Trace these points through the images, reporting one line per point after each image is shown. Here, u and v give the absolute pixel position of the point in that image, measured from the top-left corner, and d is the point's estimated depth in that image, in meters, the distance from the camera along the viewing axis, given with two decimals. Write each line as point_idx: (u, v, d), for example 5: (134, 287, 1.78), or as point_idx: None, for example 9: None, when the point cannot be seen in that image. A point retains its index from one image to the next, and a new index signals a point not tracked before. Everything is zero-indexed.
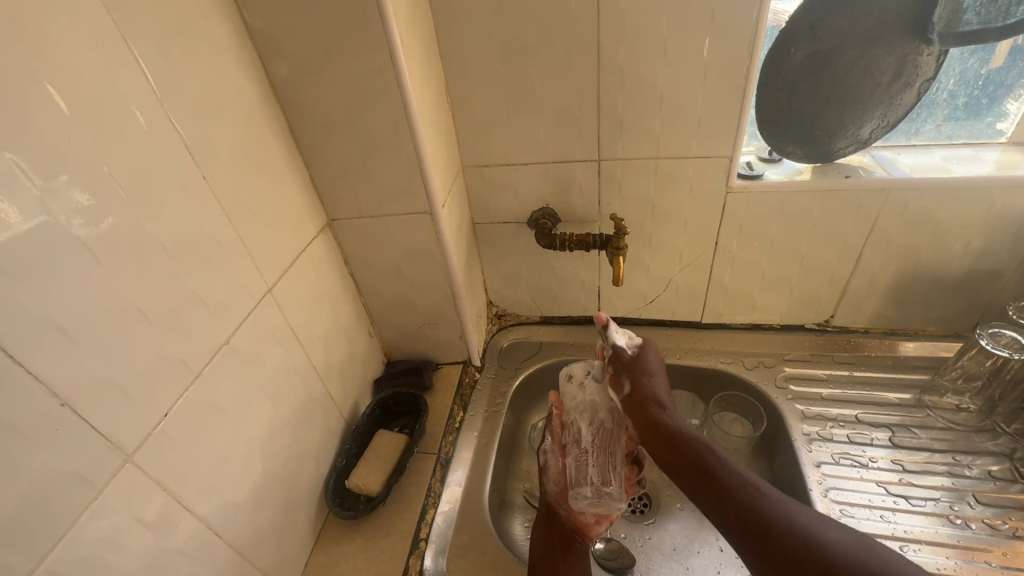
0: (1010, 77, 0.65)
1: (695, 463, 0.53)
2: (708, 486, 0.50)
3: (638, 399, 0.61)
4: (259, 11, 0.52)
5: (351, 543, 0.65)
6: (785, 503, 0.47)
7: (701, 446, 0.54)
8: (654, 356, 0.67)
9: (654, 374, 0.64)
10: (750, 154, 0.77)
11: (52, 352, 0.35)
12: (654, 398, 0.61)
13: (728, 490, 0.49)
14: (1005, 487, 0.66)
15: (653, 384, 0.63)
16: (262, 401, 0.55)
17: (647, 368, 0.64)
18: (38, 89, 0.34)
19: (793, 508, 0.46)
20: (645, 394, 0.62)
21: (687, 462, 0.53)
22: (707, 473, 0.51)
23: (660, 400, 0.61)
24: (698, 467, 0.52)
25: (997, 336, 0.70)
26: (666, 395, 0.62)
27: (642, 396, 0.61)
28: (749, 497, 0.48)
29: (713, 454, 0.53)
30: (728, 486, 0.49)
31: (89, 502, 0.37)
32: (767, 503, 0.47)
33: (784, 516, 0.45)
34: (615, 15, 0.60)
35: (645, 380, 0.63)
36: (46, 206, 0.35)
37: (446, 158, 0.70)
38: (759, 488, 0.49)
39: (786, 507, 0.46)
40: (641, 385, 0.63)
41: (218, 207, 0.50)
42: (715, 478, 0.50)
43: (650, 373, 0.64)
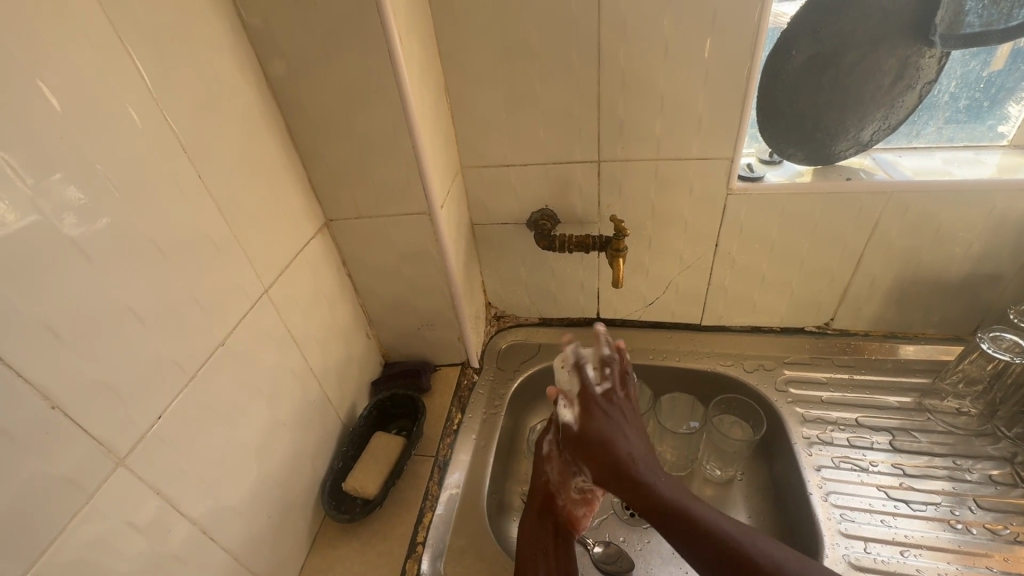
0: (1011, 80, 0.65)
1: (679, 531, 0.52)
2: (695, 553, 0.51)
3: (602, 472, 0.60)
4: (256, 9, 0.52)
5: (348, 546, 0.65)
6: (772, 552, 0.48)
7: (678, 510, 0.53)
8: (606, 419, 0.63)
9: (613, 439, 0.61)
10: (751, 156, 0.76)
11: (43, 353, 0.34)
12: (618, 466, 0.59)
13: (717, 556, 0.49)
14: (1007, 491, 0.65)
15: (611, 450, 0.60)
16: (258, 403, 0.55)
17: (602, 436, 0.61)
18: (32, 87, 0.34)
19: (781, 556, 0.47)
20: (612, 457, 0.59)
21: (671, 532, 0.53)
22: (695, 538, 0.51)
23: (629, 459, 0.59)
24: (681, 533, 0.52)
25: (998, 339, 0.69)
26: (638, 448, 0.60)
27: (605, 470, 0.60)
28: (740, 557, 0.48)
29: (692, 513, 0.52)
30: (716, 551, 0.49)
31: (80, 506, 0.37)
32: (755, 556, 0.48)
33: (774, 574, 0.46)
34: (616, 15, 0.60)
35: (602, 449, 0.61)
36: (39, 205, 0.34)
37: (445, 159, 0.70)
38: (745, 543, 0.49)
39: (775, 557, 0.47)
40: (610, 447, 0.60)
41: (215, 208, 0.49)
42: (701, 540, 0.50)
43: (604, 439, 0.61)
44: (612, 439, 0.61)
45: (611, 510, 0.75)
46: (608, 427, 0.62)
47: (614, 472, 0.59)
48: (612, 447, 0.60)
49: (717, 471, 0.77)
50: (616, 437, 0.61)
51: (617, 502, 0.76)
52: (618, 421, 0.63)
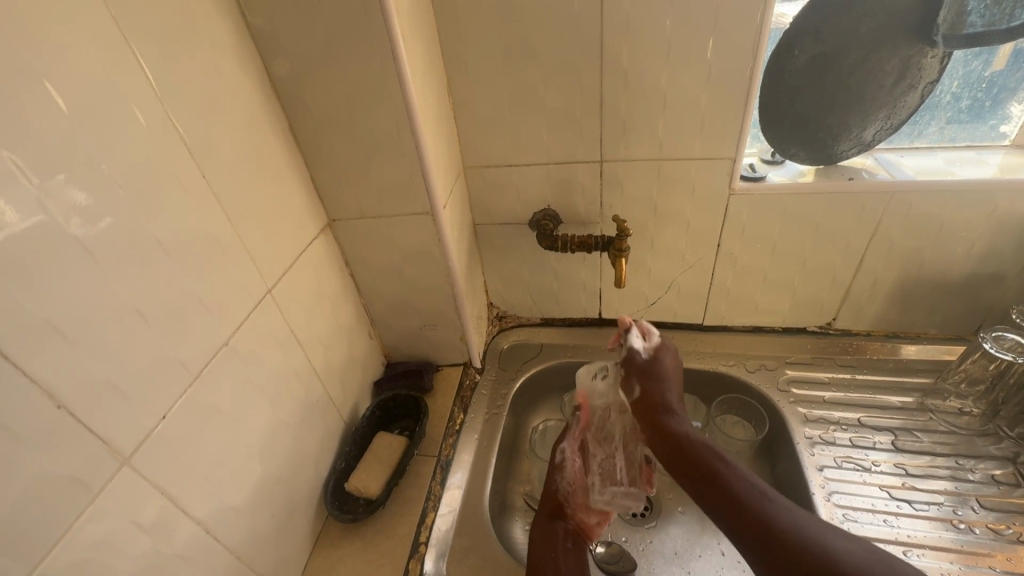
0: (1013, 80, 0.65)
1: (697, 466, 0.53)
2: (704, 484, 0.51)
3: (648, 403, 0.63)
4: (260, 9, 0.52)
5: (351, 546, 0.65)
6: (781, 500, 0.47)
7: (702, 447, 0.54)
8: (667, 365, 0.67)
9: (667, 381, 0.65)
10: (753, 156, 0.75)
11: (50, 353, 0.35)
12: (664, 405, 0.62)
13: (724, 489, 0.49)
14: (1009, 491, 0.65)
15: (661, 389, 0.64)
16: (261, 402, 0.55)
17: (661, 374, 0.65)
18: (38, 86, 0.34)
19: (787, 506, 0.46)
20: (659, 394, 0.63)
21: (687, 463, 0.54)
22: (709, 474, 0.51)
23: (670, 406, 0.62)
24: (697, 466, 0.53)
25: (1000, 339, 0.70)
26: (677, 404, 0.63)
27: (652, 401, 0.63)
28: (748, 499, 0.47)
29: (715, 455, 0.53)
30: (724, 485, 0.50)
31: (85, 506, 0.37)
32: (759, 496, 0.47)
33: (772, 512, 0.46)
34: (618, 15, 0.60)
35: (654, 384, 0.65)
36: (44, 205, 0.34)
37: (448, 159, 0.70)
38: (753, 488, 0.49)
39: (781, 504, 0.47)
40: (658, 388, 0.64)
41: (218, 207, 0.49)
42: (713, 475, 0.51)
43: (664, 378, 0.65)
44: (667, 382, 0.65)
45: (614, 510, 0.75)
46: (665, 372, 0.66)
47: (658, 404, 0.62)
48: (664, 388, 0.64)
49: None
50: (670, 384, 0.65)
51: None
52: (673, 375, 0.66)
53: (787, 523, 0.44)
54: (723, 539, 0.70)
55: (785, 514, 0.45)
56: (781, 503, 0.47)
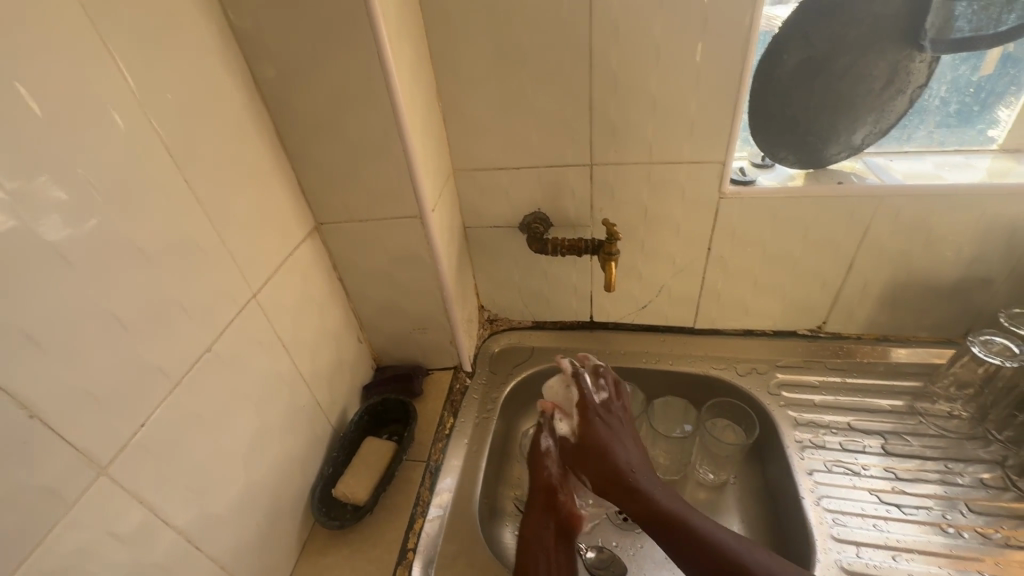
0: (1000, 86, 0.65)
1: (679, 543, 0.54)
2: (694, 562, 0.53)
3: (605, 479, 0.61)
4: (245, 11, 0.51)
5: (338, 553, 0.64)
6: (766, 562, 0.51)
7: (678, 519, 0.55)
8: (604, 428, 0.65)
9: (611, 447, 0.63)
10: (742, 159, 0.75)
11: (22, 360, 0.34)
12: (619, 475, 0.60)
13: (714, 567, 0.52)
14: (998, 495, 0.65)
15: (612, 459, 0.61)
16: (246, 408, 0.54)
17: (602, 446, 0.63)
18: (12, 88, 0.33)
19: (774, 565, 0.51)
20: (610, 465, 0.61)
21: (671, 541, 0.55)
22: (695, 549, 0.53)
23: (629, 468, 0.61)
24: (680, 543, 0.54)
25: (989, 343, 0.70)
26: (636, 461, 0.62)
27: (608, 475, 0.61)
28: (741, 572, 0.50)
29: (693, 526, 0.54)
30: (713, 562, 0.52)
31: (60, 516, 0.36)
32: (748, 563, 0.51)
33: None
34: (608, 18, 0.59)
35: (600, 462, 0.62)
36: (18, 210, 0.34)
37: (437, 162, 0.69)
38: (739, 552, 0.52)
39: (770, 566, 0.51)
40: (608, 457, 0.62)
41: (201, 211, 0.48)
42: (700, 552, 0.53)
43: (606, 449, 0.62)
44: (612, 449, 0.63)
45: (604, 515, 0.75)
46: (607, 437, 0.64)
47: (614, 480, 0.60)
48: (612, 456, 0.62)
49: (711, 475, 0.77)
50: (616, 446, 0.63)
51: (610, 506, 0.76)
52: (616, 430, 0.65)
53: None
54: None
55: None
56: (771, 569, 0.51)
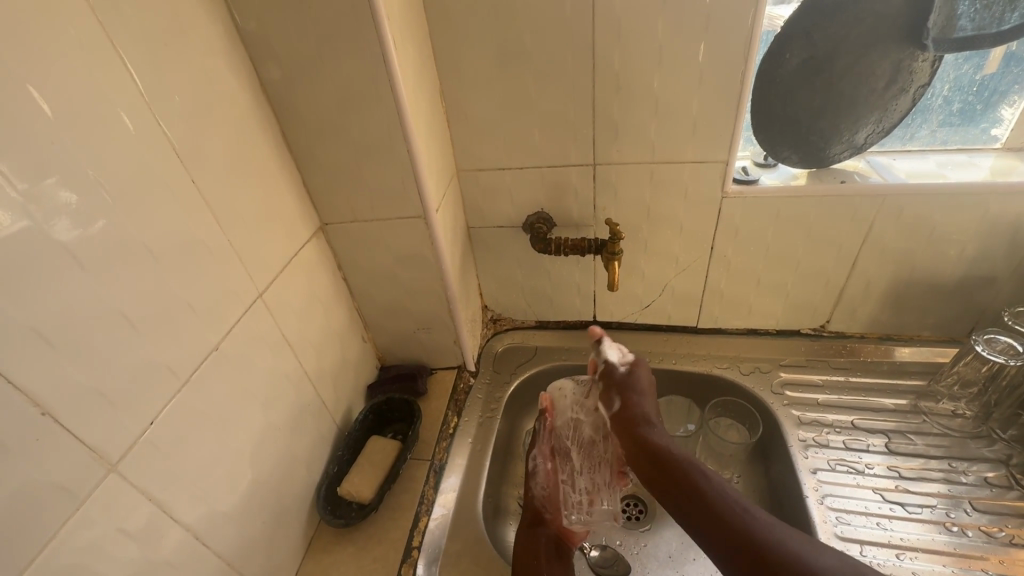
0: (1004, 84, 0.65)
1: (677, 481, 0.52)
2: (688, 498, 0.51)
3: (629, 411, 0.63)
4: (251, 13, 0.52)
5: (344, 551, 0.64)
6: (771, 518, 0.47)
7: (685, 461, 0.54)
8: (647, 377, 0.68)
9: (646, 394, 0.65)
10: (745, 159, 0.76)
11: (34, 359, 0.34)
12: (644, 415, 0.62)
13: (707, 506, 0.49)
14: (1002, 493, 0.65)
15: (644, 403, 0.64)
16: (252, 407, 0.55)
17: (641, 388, 0.66)
18: (22, 91, 0.34)
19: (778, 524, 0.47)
20: (640, 404, 0.63)
21: (671, 476, 0.53)
22: (691, 487, 0.51)
23: (652, 416, 0.62)
24: (680, 478, 0.52)
25: (992, 341, 0.70)
26: (654, 414, 0.63)
27: (634, 408, 0.63)
28: (736, 515, 0.47)
29: (699, 470, 0.53)
30: (708, 501, 0.49)
31: (72, 513, 0.36)
32: (748, 513, 0.47)
33: (762, 531, 0.45)
34: (610, 18, 0.60)
35: (636, 398, 0.64)
36: (30, 211, 0.34)
37: (441, 162, 0.70)
38: (740, 503, 0.49)
39: (771, 522, 0.47)
40: (631, 402, 0.64)
41: (208, 212, 0.49)
42: (697, 490, 0.51)
43: (643, 392, 0.65)
44: (646, 395, 0.65)
45: None
46: (644, 385, 0.67)
47: (640, 415, 0.62)
48: (645, 400, 0.64)
49: (714, 474, 0.77)
50: (649, 396, 0.65)
51: None
52: (653, 386, 0.67)
53: (777, 543, 0.44)
54: None
55: (772, 534, 0.45)
56: (772, 525, 0.46)
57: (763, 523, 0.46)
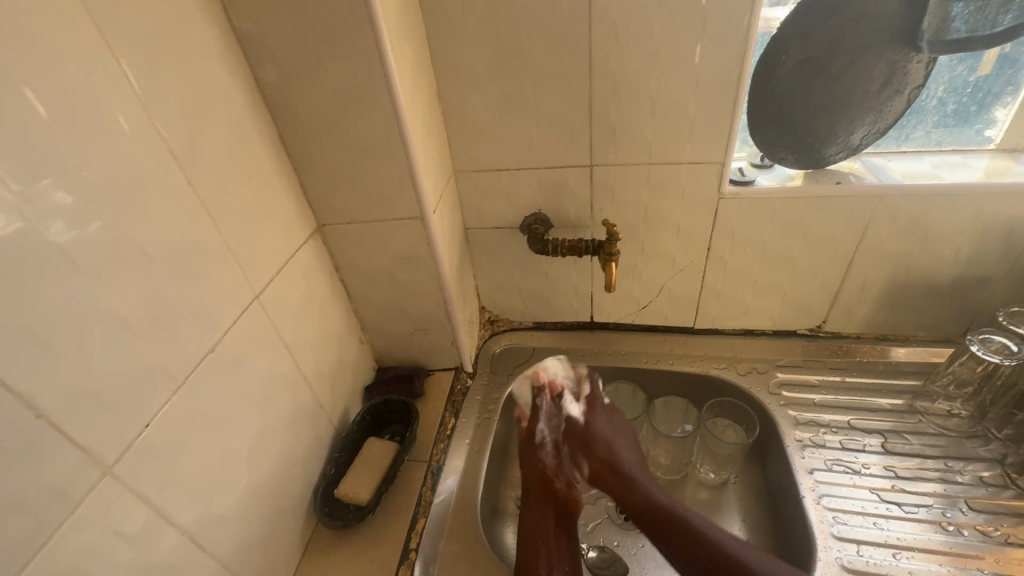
0: (998, 85, 0.66)
1: (674, 538, 0.56)
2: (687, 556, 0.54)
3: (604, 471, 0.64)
4: (248, 15, 0.52)
5: (341, 553, 0.64)
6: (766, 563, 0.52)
7: (676, 516, 0.57)
8: (608, 424, 0.68)
9: (612, 443, 0.66)
10: (742, 160, 0.76)
11: (29, 361, 0.34)
12: (620, 469, 0.63)
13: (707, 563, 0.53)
14: (997, 492, 0.66)
15: (612, 456, 0.64)
16: (249, 409, 0.55)
17: (605, 439, 0.66)
18: (17, 91, 0.33)
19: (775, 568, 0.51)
20: (610, 459, 0.64)
21: (667, 535, 0.56)
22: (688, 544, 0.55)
23: (627, 468, 0.63)
24: (675, 537, 0.56)
25: (987, 341, 0.70)
26: (628, 461, 0.64)
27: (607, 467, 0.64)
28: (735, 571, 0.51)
29: (692, 523, 0.56)
30: (708, 559, 0.53)
31: (67, 515, 0.36)
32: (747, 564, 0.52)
33: None
34: (607, 19, 0.60)
35: (604, 455, 0.65)
36: (24, 212, 0.34)
37: (438, 163, 0.70)
38: (736, 553, 0.53)
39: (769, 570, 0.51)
40: (602, 457, 0.64)
41: (204, 213, 0.49)
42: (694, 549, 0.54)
43: (608, 442, 0.66)
44: (613, 446, 0.65)
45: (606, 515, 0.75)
46: (608, 432, 0.67)
47: (613, 475, 0.63)
48: (613, 451, 0.65)
49: (712, 475, 0.78)
50: (617, 442, 0.66)
51: (612, 506, 0.76)
52: (615, 429, 0.68)
53: None
54: None
55: None
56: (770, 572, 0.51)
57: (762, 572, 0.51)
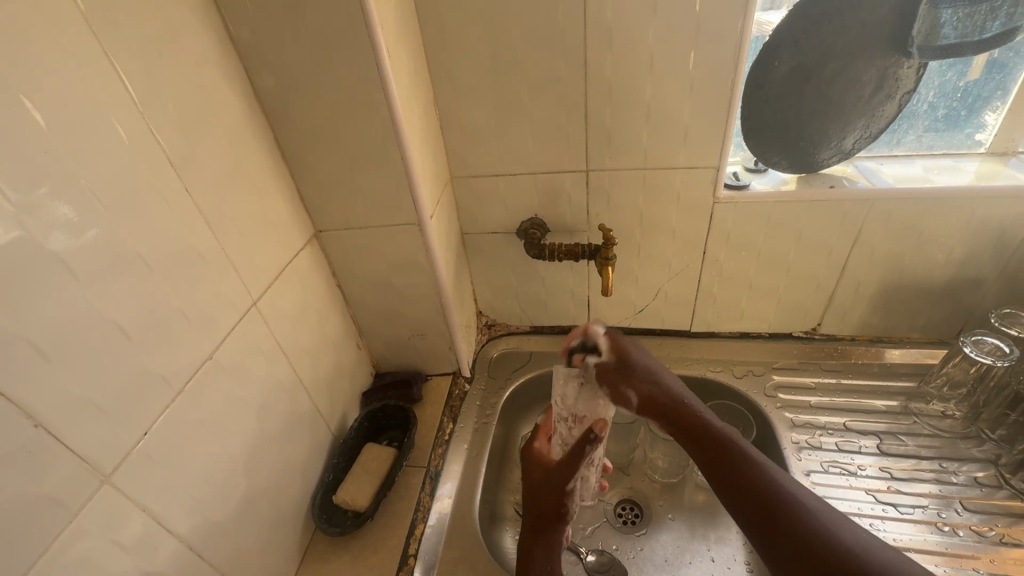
0: (987, 90, 0.67)
1: (720, 460, 0.53)
2: (732, 483, 0.51)
3: (649, 401, 0.59)
4: (246, 23, 0.52)
5: (339, 560, 0.64)
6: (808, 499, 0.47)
7: (727, 443, 0.53)
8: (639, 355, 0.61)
9: (656, 371, 0.60)
10: (736, 164, 0.77)
11: (28, 371, 0.34)
12: (670, 397, 0.59)
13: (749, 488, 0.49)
14: (991, 493, 0.66)
15: (659, 386, 0.59)
16: (247, 416, 0.54)
17: (651, 372, 0.60)
18: (16, 103, 0.34)
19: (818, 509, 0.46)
20: (659, 389, 0.59)
21: (714, 456, 0.53)
22: (730, 466, 0.52)
23: (678, 398, 0.59)
24: (720, 459, 0.53)
25: (980, 343, 0.71)
26: (682, 389, 0.60)
27: (657, 395, 0.59)
28: (778, 498, 0.48)
29: (739, 451, 0.52)
30: (752, 484, 0.49)
31: (65, 525, 0.36)
32: (787, 498, 0.48)
33: (803, 525, 0.45)
34: (601, 27, 0.60)
35: (649, 386, 0.59)
36: (22, 221, 0.34)
37: (434, 169, 0.70)
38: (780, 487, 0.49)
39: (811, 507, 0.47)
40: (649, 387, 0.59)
41: (202, 221, 0.49)
42: (739, 474, 0.51)
43: (653, 372, 0.60)
44: (661, 375, 0.60)
45: (603, 518, 0.75)
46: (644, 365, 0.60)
47: (663, 403, 0.58)
48: (660, 382, 0.60)
49: None
50: (660, 373, 0.60)
51: (610, 510, 0.77)
52: (649, 360, 0.61)
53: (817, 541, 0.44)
54: (712, 546, 0.71)
55: (837, 546, 0.43)
56: (810, 507, 0.47)
57: (805, 511, 0.46)
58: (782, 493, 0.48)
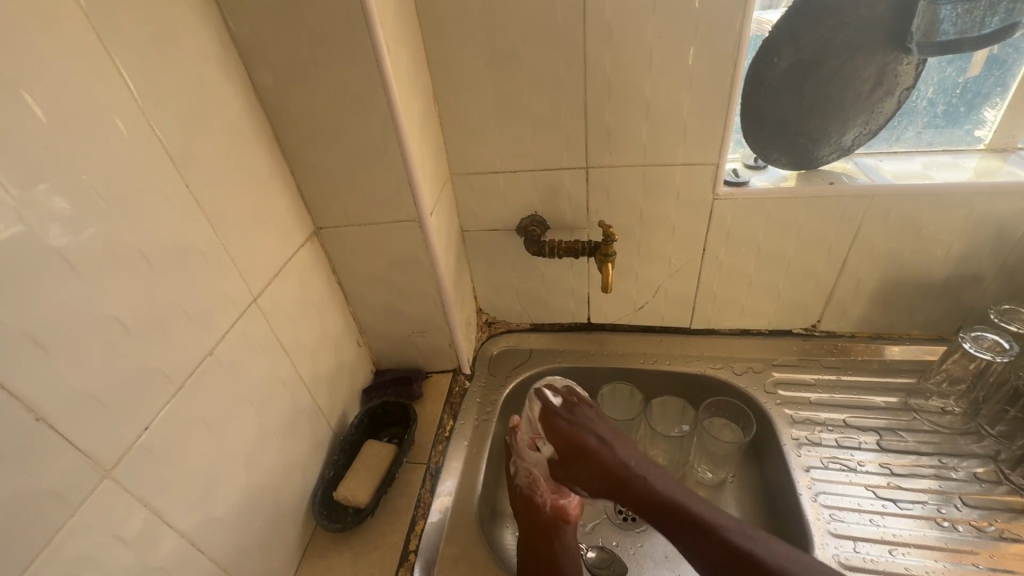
0: (987, 86, 0.67)
1: (679, 526, 0.57)
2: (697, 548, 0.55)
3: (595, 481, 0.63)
4: (245, 20, 0.52)
5: (339, 556, 0.64)
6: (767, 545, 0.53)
7: (680, 504, 0.58)
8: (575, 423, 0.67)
9: (593, 450, 0.64)
10: (736, 160, 0.77)
11: (31, 365, 0.34)
12: (616, 470, 0.62)
13: (716, 549, 0.54)
14: (991, 488, 0.66)
15: (602, 467, 0.63)
16: (248, 412, 0.55)
17: (588, 451, 0.64)
18: (17, 98, 0.34)
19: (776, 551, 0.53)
20: (602, 470, 0.63)
21: (675, 526, 0.57)
22: (692, 531, 0.56)
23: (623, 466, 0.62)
24: (680, 526, 0.57)
25: (980, 339, 0.71)
26: (627, 453, 0.64)
27: (599, 476, 0.62)
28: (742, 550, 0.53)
29: (693, 510, 0.57)
30: (717, 543, 0.54)
31: (66, 520, 0.36)
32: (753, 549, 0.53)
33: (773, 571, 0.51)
34: (600, 24, 0.61)
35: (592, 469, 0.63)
36: (23, 215, 0.34)
37: (434, 166, 0.70)
38: (737, 537, 0.54)
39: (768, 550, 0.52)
40: (589, 472, 0.63)
41: (202, 217, 0.49)
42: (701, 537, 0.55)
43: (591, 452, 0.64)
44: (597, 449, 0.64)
45: (603, 515, 0.75)
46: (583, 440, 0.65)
47: (612, 485, 0.62)
48: (600, 459, 0.63)
49: (709, 474, 0.78)
50: (599, 447, 0.64)
51: (610, 506, 0.77)
52: (588, 428, 0.66)
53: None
54: None
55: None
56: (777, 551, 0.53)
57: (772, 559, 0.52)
58: (753, 554, 0.52)
